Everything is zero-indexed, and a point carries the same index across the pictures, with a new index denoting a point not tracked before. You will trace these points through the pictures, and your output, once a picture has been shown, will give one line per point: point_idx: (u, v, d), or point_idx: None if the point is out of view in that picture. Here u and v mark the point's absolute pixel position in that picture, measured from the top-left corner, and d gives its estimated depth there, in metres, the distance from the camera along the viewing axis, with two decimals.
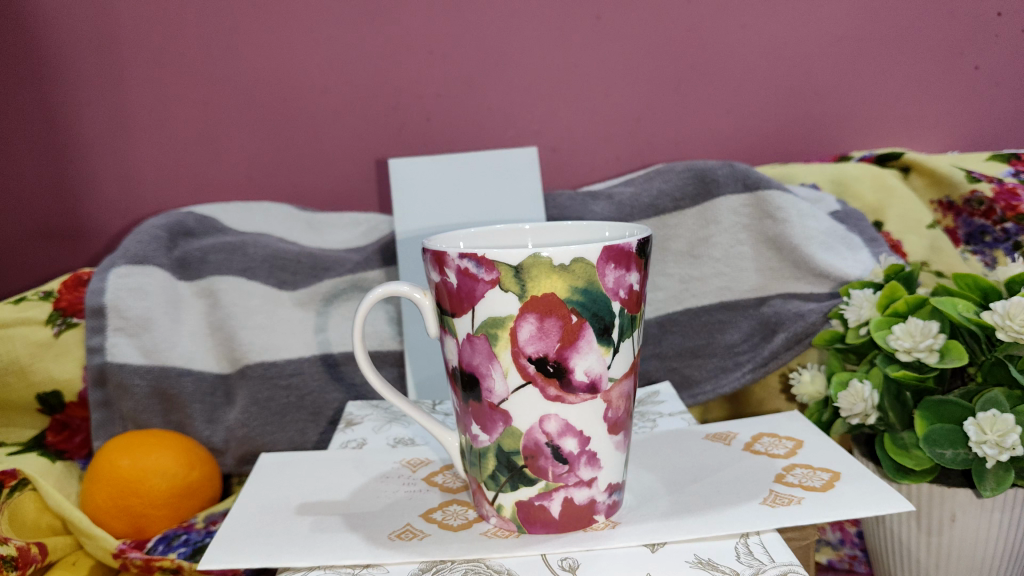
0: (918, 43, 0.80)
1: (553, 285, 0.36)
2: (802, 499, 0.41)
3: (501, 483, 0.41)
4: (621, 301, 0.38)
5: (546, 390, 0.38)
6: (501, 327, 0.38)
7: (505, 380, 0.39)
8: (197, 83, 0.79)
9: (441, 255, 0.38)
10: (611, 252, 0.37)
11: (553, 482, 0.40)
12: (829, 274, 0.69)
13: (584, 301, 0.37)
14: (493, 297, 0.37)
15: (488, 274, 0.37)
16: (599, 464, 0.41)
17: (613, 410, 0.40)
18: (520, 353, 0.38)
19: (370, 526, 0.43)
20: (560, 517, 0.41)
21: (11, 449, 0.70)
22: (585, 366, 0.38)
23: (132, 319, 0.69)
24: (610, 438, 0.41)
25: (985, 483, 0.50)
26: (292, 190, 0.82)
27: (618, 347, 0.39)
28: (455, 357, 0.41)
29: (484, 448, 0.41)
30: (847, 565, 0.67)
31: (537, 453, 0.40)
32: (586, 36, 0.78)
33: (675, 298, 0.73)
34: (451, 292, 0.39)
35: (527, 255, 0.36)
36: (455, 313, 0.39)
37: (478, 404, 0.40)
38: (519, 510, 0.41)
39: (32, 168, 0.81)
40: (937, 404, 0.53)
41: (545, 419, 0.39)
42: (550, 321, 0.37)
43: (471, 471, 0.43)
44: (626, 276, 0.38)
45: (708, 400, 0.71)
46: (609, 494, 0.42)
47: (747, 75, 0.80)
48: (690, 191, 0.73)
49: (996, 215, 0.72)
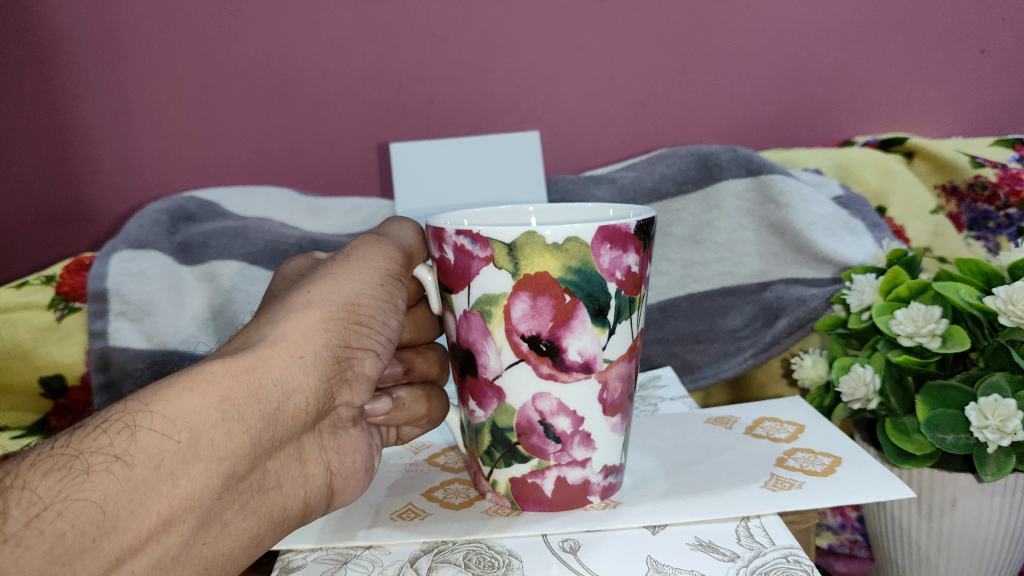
0: (924, 26, 0.79)
1: (545, 263, 0.37)
2: (802, 483, 0.41)
3: (496, 459, 0.42)
4: (616, 282, 0.38)
5: (538, 367, 0.38)
6: (495, 305, 0.38)
7: (499, 357, 0.39)
8: (198, 66, 0.78)
9: (440, 231, 0.39)
10: (606, 231, 0.37)
11: (547, 461, 0.41)
12: (831, 259, 0.69)
13: (577, 281, 0.37)
14: (488, 273, 0.38)
15: (484, 251, 0.37)
16: (593, 445, 0.41)
17: (610, 392, 0.40)
18: (513, 331, 0.38)
19: (370, 507, 0.43)
20: (554, 496, 0.41)
21: (13, 433, 0.68)
22: (578, 346, 0.38)
23: (133, 303, 0.66)
24: (605, 420, 0.41)
25: (987, 468, 0.50)
26: (294, 174, 0.82)
27: (614, 328, 0.39)
28: (454, 332, 0.41)
29: (479, 424, 0.42)
30: (848, 550, 0.68)
31: (530, 430, 0.40)
32: (588, 19, 0.77)
33: (677, 284, 0.73)
34: (448, 268, 0.39)
35: (521, 233, 0.36)
36: (453, 289, 0.40)
37: (474, 379, 0.41)
38: (513, 486, 0.42)
39: (34, 152, 0.81)
40: (938, 390, 0.53)
41: (540, 397, 0.39)
42: (543, 300, 0.37)
43: (468, 447, 0.44)
44: (623, 257, 0.38)
45: (709, 384, 0.72)
46: (604, 476, 0.42)
47: (751, 60, 0.79)
48: (693, 174, 0.73)
49: (999, 201, 0.71)
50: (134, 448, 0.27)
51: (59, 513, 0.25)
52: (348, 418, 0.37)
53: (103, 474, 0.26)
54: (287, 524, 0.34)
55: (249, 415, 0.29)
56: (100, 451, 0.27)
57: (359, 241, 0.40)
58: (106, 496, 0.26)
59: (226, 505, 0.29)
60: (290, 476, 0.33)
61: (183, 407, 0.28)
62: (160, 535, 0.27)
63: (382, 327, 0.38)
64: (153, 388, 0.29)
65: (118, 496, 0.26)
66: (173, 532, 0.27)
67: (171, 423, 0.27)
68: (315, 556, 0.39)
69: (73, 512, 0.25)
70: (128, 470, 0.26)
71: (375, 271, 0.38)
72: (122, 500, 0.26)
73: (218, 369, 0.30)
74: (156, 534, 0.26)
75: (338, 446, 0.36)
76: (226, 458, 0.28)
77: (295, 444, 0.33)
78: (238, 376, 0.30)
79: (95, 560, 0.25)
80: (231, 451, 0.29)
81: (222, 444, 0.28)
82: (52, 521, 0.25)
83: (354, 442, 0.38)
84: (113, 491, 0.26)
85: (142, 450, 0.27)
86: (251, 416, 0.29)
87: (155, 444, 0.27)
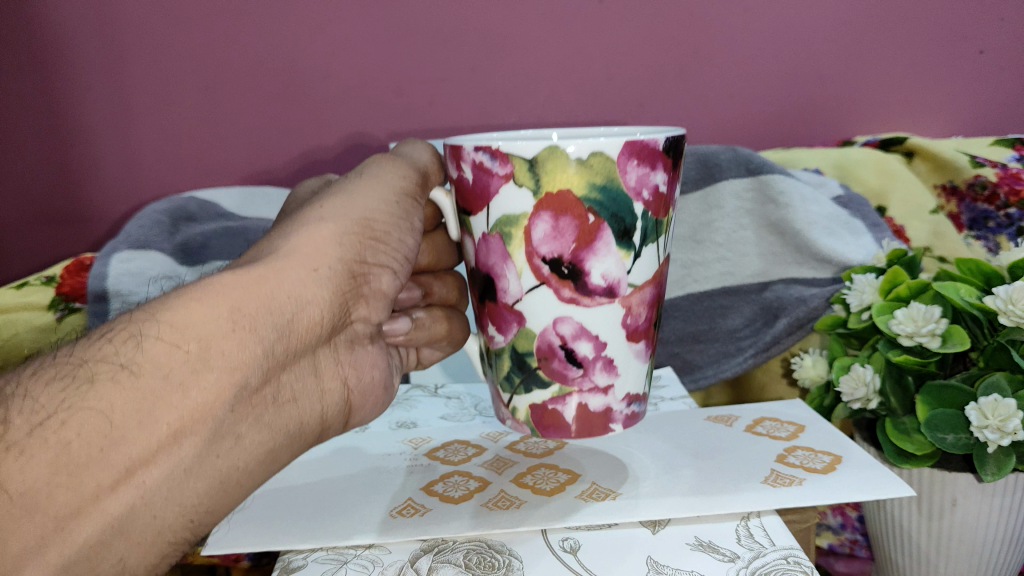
0: (924, 26, 0.79)
1: (568, 180, 0.34)
2: (802, 480, 0.41)
3: (516, 386, 0.40)
4: (643, 201, 0.35)
5: (560, 292, 0.36)
6: (514, 225, 0.36)
7: (520, 281, 0.37)
8: (199, 67, 0.78)
9: (457, 148, 0.36)
10: (633, 146, 0.34)
11: (567, 386, 0.39)
12: (831, 259, 0.69)
13: (601, 199, 0.35)
14: (507, 192, 0.35)
15: (503, 168, 0.35)
16: (616, 370, 0.39)
17: (634, 317, 0.38)
18: (534, 253, 0.36)
19: (370, 503, 0.43)
20: (574, 423, 0.40)
21: None
22: (602, 269, 0.36)
23: (132, 303, 0.66)
24: (628, 345, 0.38)
25: (986, 467, 0.50)
26: (294, 176, 0.82)
27: (640, 251, 0.36)
28: (473, 257, 0.39)
29: (499, 350, 0.40)
30: (849, 549, 0.68)
31: (551, 356, 0.38)
32: (588, 20, 0.77)
33: (676, 284, 0.73)
34: (466, 188, 0.37)
35: (542, 147, 0.34)
36: (471, 210, 0.37)
37: (493, 305, 0.39)
38: (534, 412, 0.40)
39: (35, 154, 0.82)
40: (938, 389, 0.53)
41: (561, 320, 0.37)
42: (565, 220, 0.35)
43: (489, 376, 0.42)
44: (650, 174, 0.35)
45: (709, 384, 0.72)
46: (627, 404, 0.40)
47: (751, 60, 0.79)
48: (692, 175, 0.72)
49: (1000, 200, 0.71)
50: (140, 358, 0.27)
51: (64, 423, 0.25)
52: (364, 333, 0.38)
53: (107, 383, 0.26)
54: (304, 441, 0.34)
55: (261, 326, 0.30)
56: (104, 360, 0.27)
57: (374, 159, 0.39)
58: (113, 406, 0.26)
59: (240, 418, 0.30)
60: (305, 390, 0.34)
61: (192, 317, 0.28)
62: (172, 446, 0.27)
63: (399, 245, 0.37)
64: (161, 299, 0.29)
65: (125, 406, 0.26)
66: (185, 444, 0.28)
67: (179, 334, 0.28)
68: (315, 556, 0.40)
69: (77, 422, 0.25)
70: (134, 380, 0.27)
71: (391, 188, 0.37)
72: (130, 410, 0.26)
73: (229, 281, 0.30)
74: (167, 444, 0.27)
75: (352, 360, 0.38)
76: (239, 370, 0.29)
77: (310, 357, 0.34)
78: (250, 288, 0.30)
79: (103, 470, 0.26)
80: (242, 362, 0.29)
81: (234, 355, 0.29)
82: (57, 430, 0.25)
83: (369, 358, 0.39)
84: (120, 401, 0.26)
85: (150, 358, 0.27)
86: (263, 328, 0.30)
87: (163, 354, 0.27)
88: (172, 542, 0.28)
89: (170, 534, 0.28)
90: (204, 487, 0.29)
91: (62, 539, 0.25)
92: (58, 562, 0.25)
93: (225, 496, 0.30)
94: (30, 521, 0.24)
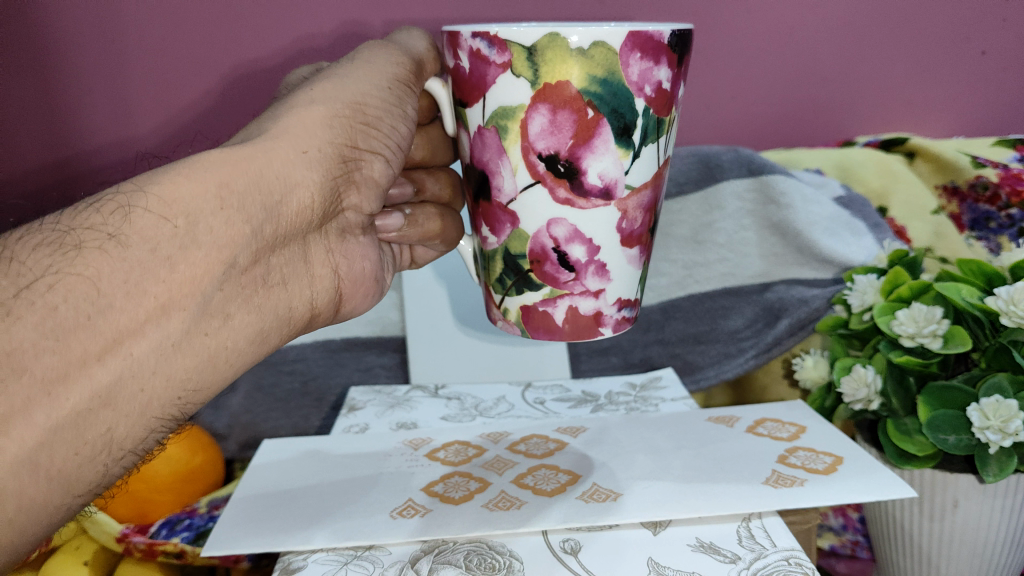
0: (927, 27, 0.78)
1: (568, 71, 0.34)
2: (804, 481, 0.41)
3: (508, 287, 0.41)
4: (645, 98, 0.35)
5: (555, 191, 0.36)
6: (511, 119, 0.35)
7: (515, 179, 0.37)
8: None
9: (456, 34, 0.36)
10: (637, 39, 0.34)
11: (559, 290, 0.39)
12: (834, 259, 0.70)
13: (601, 93, 0.34)
14: (504, 83, 0.35)
15: (500, 57, 0.34)
16: (608, 276, 0.39)
17: (630, 221, 0.38)
18: (530, 149, 0.36)
19: (371, 502, 0.43)
20: (565, 325, 0.40)
21: None
22: (599, 168, 0.36)
23: None
24: (622, 250, 0.39)
25: (988, 468, 0.50)
26: None
27: (639, 151, 0.36)
28: (469, 151, 0.39)
29: (492, 251, 0.40)
30: (850, 551, 0.68)
31: (544, 258, 0.38)
32: None
33: (678, 285, 0.73)
34: (463, 78, 0.37)
35: (542, 34, 0.33)
36: (467, 102, 0.37)
37: (487, 203, 0.39)
38: (524, 314, 0.41)
39: None
40: (941, 389, 0.53)
41: (555, 222, 0.37)
42: (563, 115, 0.35)
43: (482, 276, 0.43)
44: (654, 70, 0.35)
45: (710, 385, 0.73)
46: (619, 309, 0.40)
47: (753, 61, 0.79)
48: (694, 176, 0.72)
49: (1001, 201, 0.71)
50: (129, 229, 0.29)
51: (49, 286, 0.27)
52: (355, 224, 0.39)
53: (94, 250, 0.28)
54: (294, 326, 0.37)
55: (248, 206, 0.31)
56: (93, 230, 0.29)
57: (368, 46, 0.39)
58: (100, 273, 0.28)
59: (230, 297, 0.32)
60: (295, 278, 0.36)
61: (182, 192, 0.30)
62: (161, 318, 0.29)
63: (391, 132, 0.38)
64: (153, 172, 0.30)
65: (113, 275, 0.28)
66: (174, 317, 0.30)
67: (168, 207, 0.29)
68: (315, 557, 0.40)
69: (65, 286, 0.27)
70: (123, 250, 0.28)
71: (384, 72, 0.37)
72: (118, 279, 0.28)
73: (223, 158, 0.31)
74: (156, 316, 0.29)
75: (344, 251, 0.39)
76: (226, 248, 0.31)
77: (299, 243, 0.36)
78: (240, 167, 0.31)
79: (91, 337, 0.27)
80: (231, 239, 0.31)
81: (222, 233, 0.31)
82: (44, 294, 0.27)
83: (360, 250, 0.41)
84: (108, 268, 0.28)
85: (138, 230, 0.29)
86: (250, 208, 0.32)
87: (152, 226, 0.29)
88: (160, 417, 0.31)
89: (161, 404, 0.30)
90: (193, 363, 0.31)
91: (50, 401, 0.27)
92: (46, 424, 0.27)
93: (214, 372, 0.32)
94: (19, 383, 0.26)
